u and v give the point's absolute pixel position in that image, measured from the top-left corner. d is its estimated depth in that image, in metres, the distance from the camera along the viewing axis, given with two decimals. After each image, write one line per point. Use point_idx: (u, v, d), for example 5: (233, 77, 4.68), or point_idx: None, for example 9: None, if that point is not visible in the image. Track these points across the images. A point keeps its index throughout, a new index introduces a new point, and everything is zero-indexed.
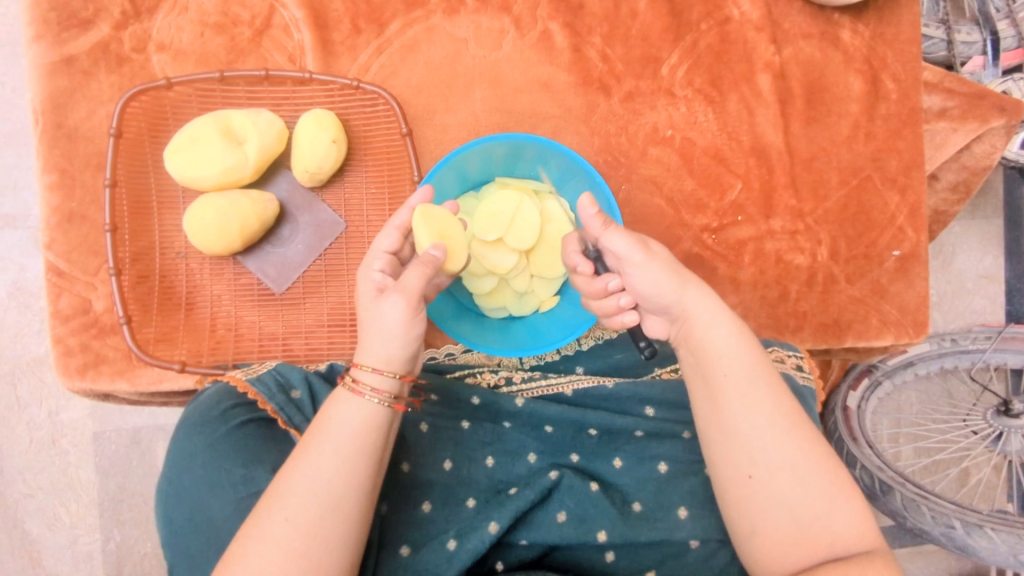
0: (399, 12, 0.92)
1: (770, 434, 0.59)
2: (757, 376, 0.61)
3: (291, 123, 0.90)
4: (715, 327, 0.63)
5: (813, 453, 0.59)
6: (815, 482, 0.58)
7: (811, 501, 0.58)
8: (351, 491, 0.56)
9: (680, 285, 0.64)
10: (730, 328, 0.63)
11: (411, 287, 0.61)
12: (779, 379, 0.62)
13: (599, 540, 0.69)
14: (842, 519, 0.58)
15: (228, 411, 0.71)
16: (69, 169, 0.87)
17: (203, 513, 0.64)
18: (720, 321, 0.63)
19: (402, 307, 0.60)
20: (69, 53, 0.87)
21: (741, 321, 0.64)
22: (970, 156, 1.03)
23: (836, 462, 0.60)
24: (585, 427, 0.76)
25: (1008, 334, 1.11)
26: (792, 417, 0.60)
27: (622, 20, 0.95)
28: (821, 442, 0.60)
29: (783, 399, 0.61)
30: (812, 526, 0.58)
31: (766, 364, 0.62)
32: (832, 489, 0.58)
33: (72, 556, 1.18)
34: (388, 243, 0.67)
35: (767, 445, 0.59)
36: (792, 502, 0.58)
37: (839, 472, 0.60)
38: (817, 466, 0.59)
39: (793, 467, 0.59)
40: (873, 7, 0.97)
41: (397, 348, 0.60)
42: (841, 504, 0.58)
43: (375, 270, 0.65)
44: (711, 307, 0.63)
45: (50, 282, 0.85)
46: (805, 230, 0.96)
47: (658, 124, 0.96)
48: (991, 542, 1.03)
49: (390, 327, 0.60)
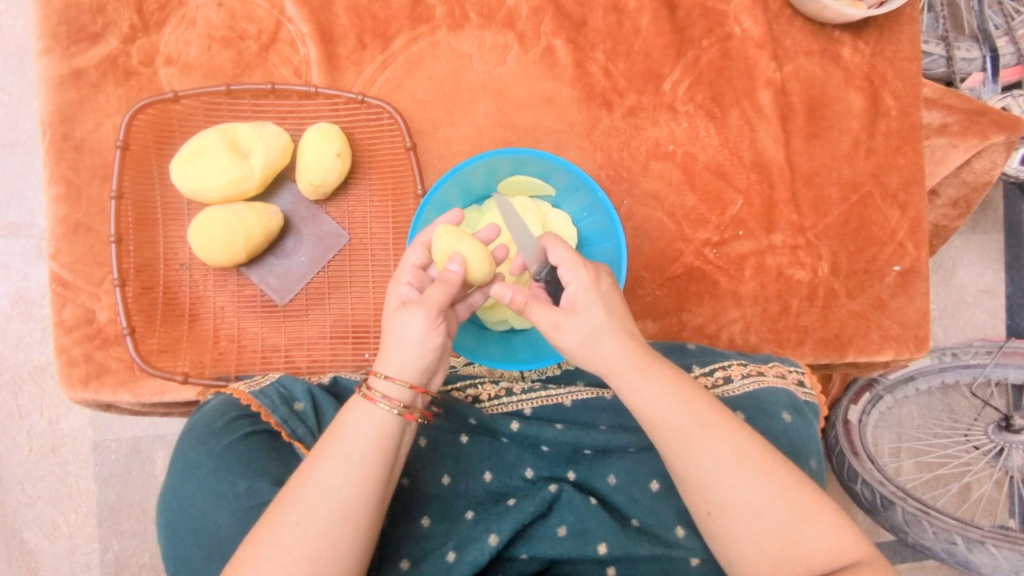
0: (404, 28, 0.93)
1: (722, 475, 0.58)
2: (699, 429, 0.59)
3: (297, 136, 0.91)
4: (649, 384, 0.60)
5: (771, 483, 0.58)
6: (776, 510, 0.57)
7: (778, 527, 0.57)
8: (362, 499, 0.56)
9: (597, 346, 0.60)
10: (665, 385, 0.60)
11: (435, 302, 0.60)
12: (721, 417, 0.60)
13: (601, 552, 0.69)
14: (815, 539, 0.56)
15: (232, 423, 0.71)
16: (76, 180, 0.87)
17: (207, 524, 0.64)
18: (651, 376, 0.60)
19: (422, 322, 0.59)
20: (78, 66, 0.88)
21: (677, 376, 0.61)
22: (969, 172, 1.03)
23: (798, 484, 0.58)
24: (580, 447, 0.75)
25: (1009, 348, 1.10)
26: (738, 454, 0.58)
27: (624, 37, 0.96)
28: (778, 468, 0.59)
29: (727, 440, 0.59)
30: (789, 548, 0.56)
31: (705, 406, 0.60)
32: (796, 512, 0.57)
33: (69, 566, 1.18)
34: (415, 257, 0.66)
35: (717, 485, 0.58)
36: (759, 531, 0.57)
37: (805, 492, 0.58)
38: (777, 494, 0.57)
39: (751, 498, 0.57)
40: (873, 25, 0.98)
41: (414, 358, 0.60)
42: (810, 524, 0.57)
43: (402, 283, 0.64)
44: (628, 359, 0.60)
45: (54, 292, 0.86)
46: (806, 245, 0.97)
47: (660, 139, 0.97)
48: (992, 558, 1.03)
49: (410, 338, 0.60)
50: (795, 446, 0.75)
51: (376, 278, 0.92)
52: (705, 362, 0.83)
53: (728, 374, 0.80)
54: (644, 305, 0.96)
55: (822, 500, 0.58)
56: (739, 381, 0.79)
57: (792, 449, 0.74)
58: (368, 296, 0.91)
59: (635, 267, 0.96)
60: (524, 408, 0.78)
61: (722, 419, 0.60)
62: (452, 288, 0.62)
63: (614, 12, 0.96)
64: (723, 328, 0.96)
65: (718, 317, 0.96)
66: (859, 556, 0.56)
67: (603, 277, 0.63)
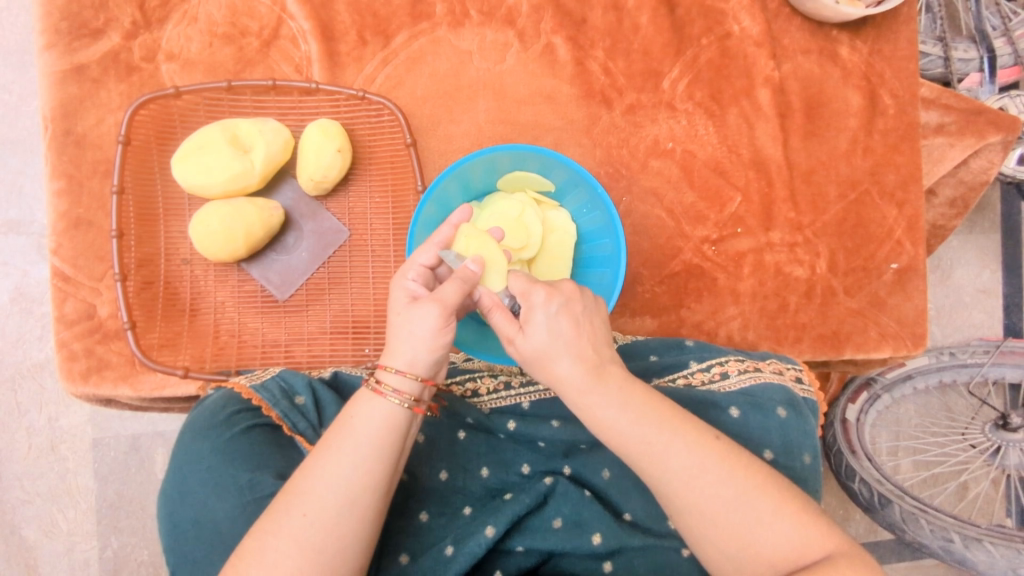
0: (405, 25, 0.93)
1: (670, 489, 0.58)
2: (651, 439, 0.58)
3: (298, 132, 0.91)
4: (595, 404, 0.59)
5: (726, 487, 0.57)
6: (729, 514, 0.56)
7: (731, 531, 0.56)
8: (367, 492, 0.56)
9: (551, 372, 0.60)
10: (616, 410, 0.59)
11: (448, 300, 0.60)
12: (673, 429, 0.59)
13: (595, 544, 0.69)
14: (774, 542, 0.56)
15: (233, 416, 0.72)
16: (77, 175, 0.88)
17: (208, 518, 0.64)
18: (598, 396, 0.59)
19: (435, 321, 0.59)
20: (80, 61, 0.88)
21: (630, 395, 0.60)
22: (967, 172, 1.04)
23: (758, 486, 0.57)
24: (577, 442, 0.76)
25: (1006, 348, 1.11)
26: (691, 465, 0.57)
27: (624, 35, 0.96)
28: (732, 475, 0.58)
29: (677, 453, 0.58)
30: (745, 552, 0.56)
31: (656, 420, 0.59)
32: (751, 517, 0.56)
33: (68, 563, 1.18)
34: (426, 257, 0.67)
35: (676, 494, 0.58)
36: (717, 535, 0.57)
37: (765, 494, 0.57)
38: (734, 499, 0.57)
39: (707, 504, 0.57)
40: (871, 23, 0.98)
41: (425, 354, 0.60)
42: (767, 526, 0.56)
43: (408, 279, 0.65)
44: (577, 380, 0.59)
45: (55, 287, 0.86)
46: (804, 243, 0.97)
47: (659, 137, 0.97)
48: (989, 556, 1.03)
49: (420, 336, 0.60)
50: (790, 442, 0.75)
51: (376, 274, 0.92)
52: (703, 358, 0.84)
53: (725, 369, 0.81)
54: (642, 302, 0.96)
55: (784, 500, 0.57)
56: (736, 376, 0.79)
57: (786, 444, 0.75)
58: (368, 291, 0.92)
59: (634, 264, 0.97)
60: (522, 403, 0.78)
61: (676, 430, 0.59)
62: (468, 286, 0.61)
63: (613, 11, 0.96)
64: (722, 325, 0.96)
65: (717, 314, 0.96)
66: (830, 549, 0.55)
67: (556, 297, 0.60)
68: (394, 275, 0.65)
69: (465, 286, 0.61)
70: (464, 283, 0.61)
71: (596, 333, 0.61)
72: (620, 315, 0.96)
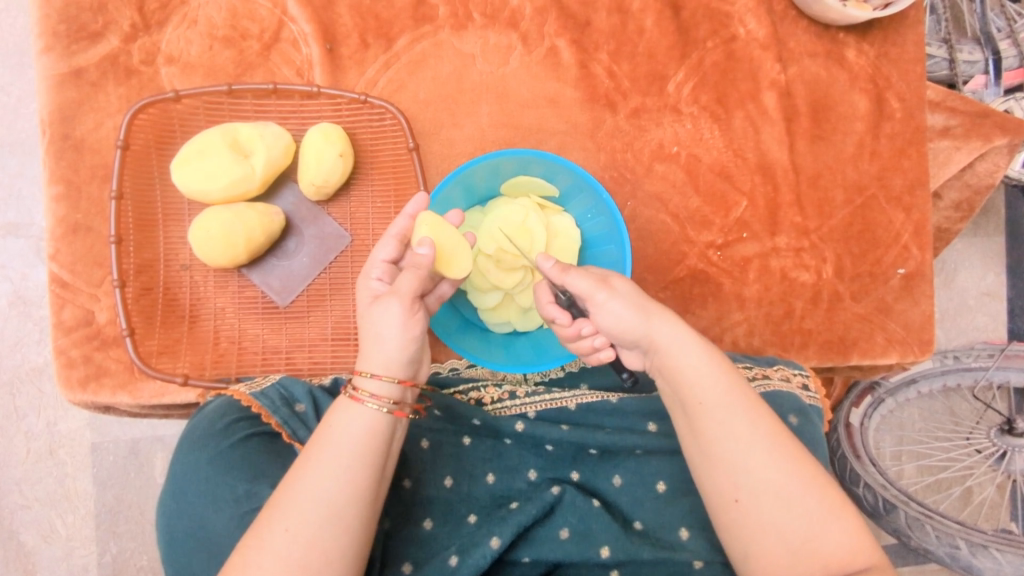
0: (407, 27, 0.92)
1: (756, 456, 0.57)
2: (735, 403, 0.59)
3: (299, 136, 0.90)
4: (693, 360, 0.61)
5: (797, 474, 0.56)
6: (799, 501, 0.56)
7: (797, 519, 0.55)
8: (352, 503, 0.55)
9: (686, 348, 0.61)
10: (710, 372, 0.60)
11: (406, 290, 0.62)
12: (754, 400, 0.60)
13: (603, 556, 0.68)
14: (832, 540, 0.55)
15: (232, 425, 0.70)
16: (76, 180, 0.87)
17: (207, 530, 0.63)
18: (695, 354, 0.61)
19: (398, 312, 0.60)
20: (78, 64, 0.87)
21: (721, 363, 0.62)
22: (973, 175, 1.03)
23: (822, 480, 0.57)
24: (586, 446, 0.74)
25: (1011, 351, 1.09)
26: (771, 440, 0.57)
27: (628, 37, 0.95)
28: (808, 460, 0.58)
29: (763, 423, 0.58)
30: (805, 546, 0.55)
31: (744, 392, 0.60)
32: (820, 509, 0.56)
33: (67, 568, 1.17)
34: (385, 250, 0.68)
35: (749, 470, 0.57)
36: (781, 524, 0.55)
37: (827, 490, 0.57)
38: (803, 487, 0.56)
39: (778, 487, 0.56)
40: (878, 26, 0.97)
41: (395, 352, 0.60)
42: (830, 522, 0.55)
43: (373, 280, 0.67)
44: (700, 347, 0.62)
45: (53, 293, 0.85)
46: (810, 248, 0.96)
47: (664, 140, 0.96)
48: (996, 563, 1.02)
49: (388, 330, 0.61)
50: None
51: None
52: None
53: None
54: None
55: (843, 499, 0.57)
56: None
57: None
58: None
59: (639, 269, 0.96)
60: (528, 412, 0.77)
61: (757, 403, 0.60)
62: (423, 273, 0.63)
63: (618, 13, 0.95)
64: (727, 331, 0.95)
65: (722, 319, 0.95)
66: (871, 561, 0.55)
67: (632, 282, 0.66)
68: (358, 279, 0.68)
69: (420, 272, 0.63)
70: (419, 271, 0.63)
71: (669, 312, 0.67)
72: None
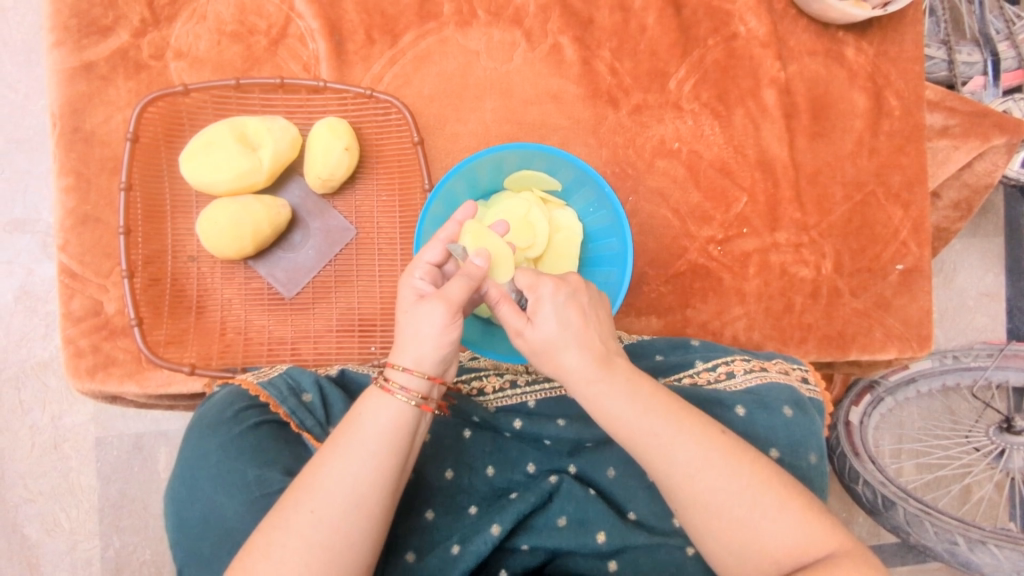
0: (413, 24, 0.94)
1: (678, 477, 0.57)
2: (654, 429, 0.58)
3: (306, 130, 0.92)
4: (606, 396, 0.59)
5: (734, 480, 0.57)
6: (738, 508, 0.56)
7: (739, 524, 0.56)
8: (375, 490, 0.56)
9: (550, 357, 0.60)
10: (625, 403, 0.59)
11: (453, 297, 0.60)
12: (677, 419, 0.59)
13: (600, 542, 0.69)
14: (780, 537, 0.55)
15: (241, 412, 0.72)
16: (86, 172, 0.88)
17: (216, 514, 0.64)
18: (606, 387, 0.59)
19: (440, 320, 0.59)
20: (89, 59, 0.88)
21: (639, 388, 0.60)
22: (971, 174, 1.04)
23: (765, 480, 0.57)
24: (582, 441, 0.75)
25: (1010, 351, 1.11)
26: (696, 457, 0.57)
27: (630, 35, 0.97)
28: (740, 467, 0.57)
29: (684, 446, 0.57)
30: (751, 547, 0.56)
31: (662, 411, 0.59)
32: (757, 511, 0.56)
33: (70, 561, 1.18)
34: (432, 253, 0.66)
35: (679, 486, 0.57)
36: (721, 529, 0.56)
37: (770, 488, 0.57)
38: (740, 493, 0.56)
39: (711, 498, 0.56)
40: (877, 25, 0.98)
41: (431, 352, 0.60)
42: (776, 520, 0.56)
43: (416, 277, 0.64)
44: (584, 370, 0.59)
45: (63, 283, 0.86)
46: (810, 243, 0.97)
47: (665, 137, 0.97)
48: (994, 558, 1.03)
49: (427, 332, 0.60)
50: (796, 439, 0.75)
51: (383, 272, 0.92)
52: (709, 357, 0.83)
53: (730, 369, 0.81)
54: (648, 301, 0.96)
55: (790, 495, 0.57)
56: (742, 375, 0.79)
57: (791, 443, 0.74)
58: (374, 289, 0.92)
59: (640, 264, 0.97)
60: (527, 402, 0.78)
61: (680, 421, 0.59)
62: (474, 281, 0.61)
63: (620, 11, 0.97)
64: (727, 325, 0.96)
65: (722, 314, 0.96)
66: (833, 547, 0.55)
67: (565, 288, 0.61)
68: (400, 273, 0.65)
69: (471, 282, 0.60)
70: (470, 280, 0.60)
71: (602, 324, 0.62)
72: (626, 315, 0.96)
